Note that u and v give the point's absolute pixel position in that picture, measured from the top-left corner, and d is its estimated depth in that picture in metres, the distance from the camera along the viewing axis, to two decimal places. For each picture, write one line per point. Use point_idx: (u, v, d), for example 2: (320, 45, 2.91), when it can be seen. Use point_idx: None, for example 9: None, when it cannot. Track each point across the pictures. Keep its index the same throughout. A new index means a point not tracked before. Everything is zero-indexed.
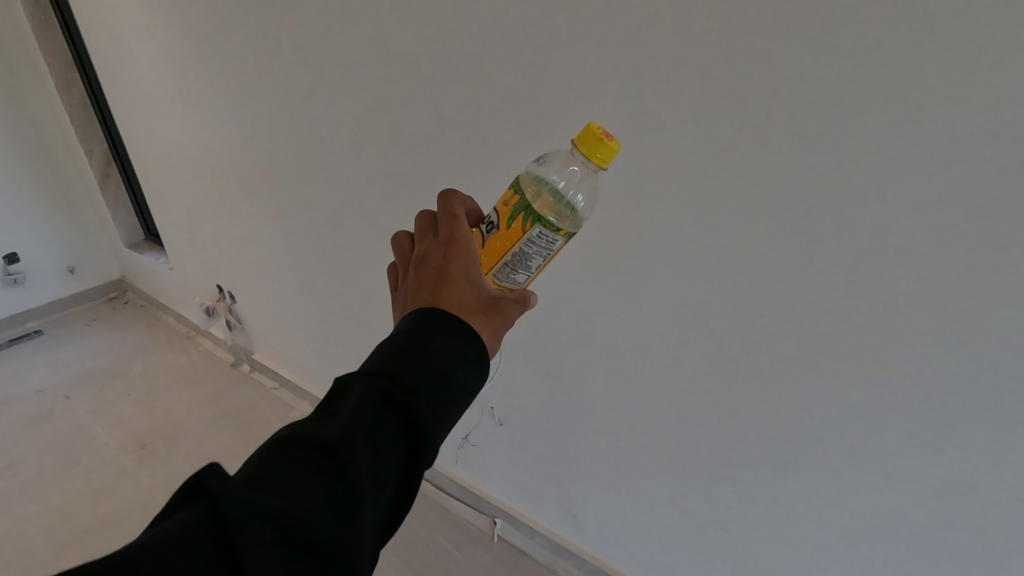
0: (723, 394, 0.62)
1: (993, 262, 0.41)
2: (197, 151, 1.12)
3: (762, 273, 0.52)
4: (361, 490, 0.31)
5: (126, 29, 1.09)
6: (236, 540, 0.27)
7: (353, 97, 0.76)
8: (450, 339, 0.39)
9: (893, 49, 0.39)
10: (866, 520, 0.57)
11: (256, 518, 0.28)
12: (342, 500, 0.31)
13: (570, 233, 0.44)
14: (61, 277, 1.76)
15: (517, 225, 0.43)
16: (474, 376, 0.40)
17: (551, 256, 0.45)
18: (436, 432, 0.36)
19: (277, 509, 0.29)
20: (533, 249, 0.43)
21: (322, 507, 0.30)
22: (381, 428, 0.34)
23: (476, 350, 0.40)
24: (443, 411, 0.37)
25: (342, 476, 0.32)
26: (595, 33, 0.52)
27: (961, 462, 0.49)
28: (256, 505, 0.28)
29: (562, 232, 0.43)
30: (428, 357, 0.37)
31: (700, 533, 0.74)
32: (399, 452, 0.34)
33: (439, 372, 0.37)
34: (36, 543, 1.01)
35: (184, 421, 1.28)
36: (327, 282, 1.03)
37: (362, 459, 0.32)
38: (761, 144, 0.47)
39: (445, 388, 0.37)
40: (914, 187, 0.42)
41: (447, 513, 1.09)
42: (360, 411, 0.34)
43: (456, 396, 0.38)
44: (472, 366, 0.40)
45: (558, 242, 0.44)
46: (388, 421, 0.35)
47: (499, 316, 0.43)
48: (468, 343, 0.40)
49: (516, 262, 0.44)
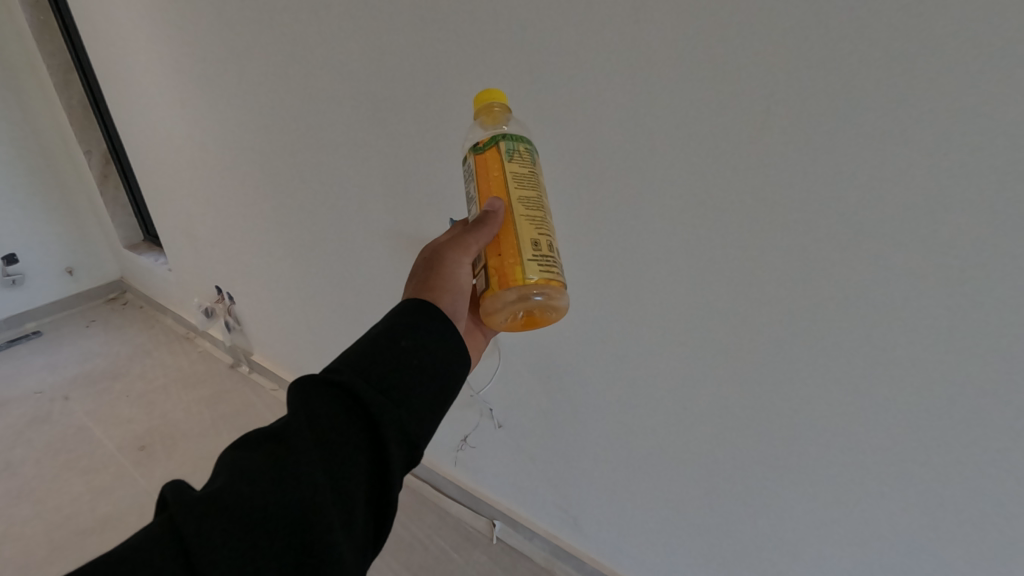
0: (721, 395, 0.61)
1: (995, 260, 0.40)
2: (196, 153, 1.12)
3: (761, 275, 0.52)
4: (309, 463, 0.35)
5: (123, 31, 1.08)
6: (186, 524, 0.31)
7: (349, 98, 0.76)
8: (391, 321, 0.43)
9: (891, 47, 0.38)
10: (866, 522, 0.57)
11: (205, 503, 0.32)
12: (292, 477, 0.34)
13: (473, 144, 0.45)
14: (61, 279, 1.77)
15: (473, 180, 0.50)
16: (427, 341, 0.42)
17: (475, 174, 0.45)
18: (384, 398, 0.38)
19: (230, 493, 0.33)
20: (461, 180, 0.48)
21: (272, 485, 0.34)
22: (326, 408, 0.38)
23: (425, 318, 0.43)
24: (391, 379, 0.39)
25: (291, 456, 0.35)
26: (590, 31, 0.51)
27: (964, 465, 0.48)
28: (206, 493, 0.33)
29: (467, 151, 0.47)
30: (370, 342, 0.41)
31: (699, 535, 0.73)
32: (350, 427, 0.38)
33: (380, 348, 0.41)
34: (33, 545, 1.01)
35: (183, 422, 1.28)
36: (326, 284, 1.03)
37: (307, 438, 0.36)
38: (759, 143, 0.47)
39: (387, 360, 0.40)
40: (913, 187, 0.41)
41: (446, 515, 1.09)
42: (305, 400, 0.38)
43: (406, 363, 0.40)
44: (426, 336, 0.42)
45: (471, 157, 0.46)
46: (334, 403, 0.38)
47: (438, 269, 0.46)
48: (416, 317, 0.43)
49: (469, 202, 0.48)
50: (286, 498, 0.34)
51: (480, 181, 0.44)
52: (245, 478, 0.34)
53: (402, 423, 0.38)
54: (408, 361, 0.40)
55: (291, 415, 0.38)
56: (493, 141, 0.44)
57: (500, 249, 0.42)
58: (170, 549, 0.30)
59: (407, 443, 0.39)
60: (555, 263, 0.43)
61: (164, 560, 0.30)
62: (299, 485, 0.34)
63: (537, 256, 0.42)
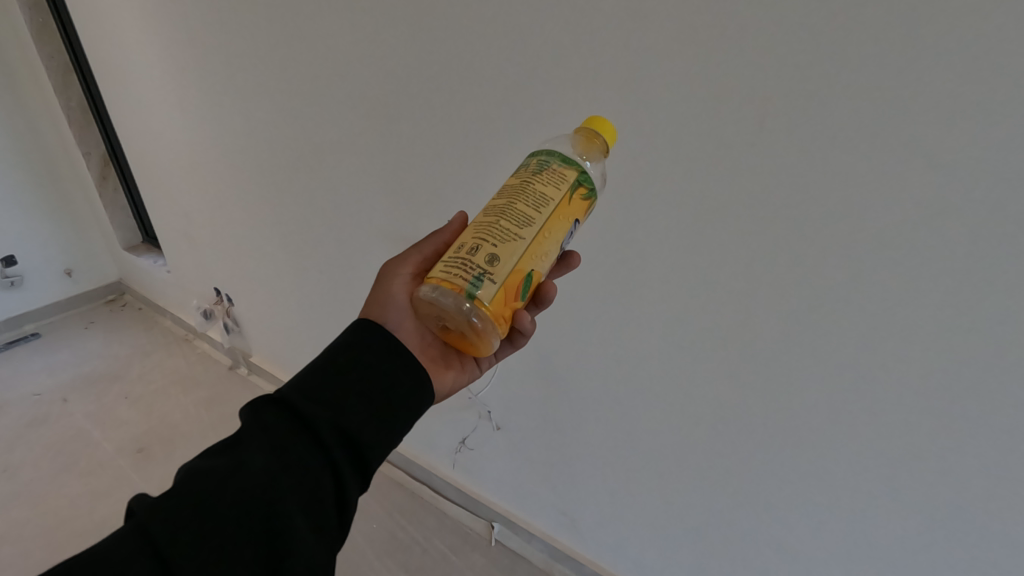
0: (721, 402, 0.62)
1: (994, 267, 0.40)
2: (195, 155, 1.11)
3: (761, 283, 0.52)
4: (252, 462, 0.39)
5: (123, 34, 1.08)
6: (144, 522, 0.35)
7: (350, 103, 0.76)
8: (338, 341, 0.47)
9: (890, 59, 0.39)
10: (865, 528, 0.57)
11: (159, 504, 0.36)
12: (241, 476, 0.38)
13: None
14: (59, 280, 1.77)
15: None
16: (368, 351, 0.46)
17: None
18: (319, 404, 0.42)
19: (181, 494, 0.37)
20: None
21: (222, 483, 0.38)
22: (269, 419, 0.42)
23: (365, 333, 0.47)
24: (326, 387, 0.43)
25: (237, 459, 0.39)
26: (591, 38, 0.52)
27: (960, 470, 0.48)
28: (162, 497, 0.37)
29: None
30: (316, 361, 0.45)
31: (698, 539, 0.74)
32: (295, 432, 0.41)
33: (321, 363, 0.45)
34: (32, 547, 1.01)
35: (182, 424, 1.28)
36: (326, 288, 1.03)
37: (256, 444, 0.40)
38: (758, 152, 0.47)
39: (325, 372, 0.44)
40: (912, 197, 0.41)
41: (446, 518, 1.09)
42: (253, 415, 0.42)
43: (343, 371, 0.44)
44: (365, 346, 0.46)
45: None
46: (279, 415, 0.42)
47: (379, 291, 0.52)
48: (357, 333, 0.47)
49: None
50: (235, 493, 0.37)
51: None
52: (199, 478, 0.38)
53: (340, 422, 0.42)
54: (344, 370, 0.44)
55: (243, 429, 0.42)
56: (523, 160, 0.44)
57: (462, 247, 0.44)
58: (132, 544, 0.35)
59: (348, 440, 0.42)
60: (470, 270, 0.38)
61: (124, 554, 0.34)
62: (248, 482, 0.38)
63: (456, 257, 0.40)
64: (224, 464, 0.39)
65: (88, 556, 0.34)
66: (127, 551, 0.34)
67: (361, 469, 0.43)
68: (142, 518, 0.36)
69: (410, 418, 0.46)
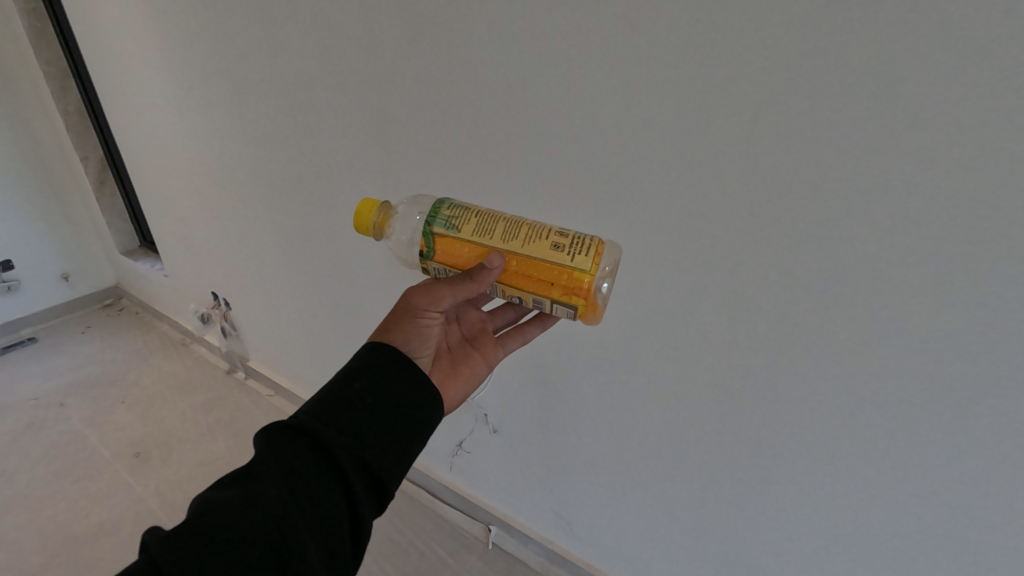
0: (715, 402, 0.62)
1: (986, 267, 0.41)
2: (193, 160, 1.12)
3: (755, 284, 0.53)
4: (268, 491, 0.40)
5: (122, 40, 1.08)
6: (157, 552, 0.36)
7: (349, 108, 0.76)
8: (350, 366, 0.48)
9: (879, 62, 0.39)
10: (858, 525, 0.58)
11: (174, 534, 0.37)
12: (260, 504, 0.39)
13: (423, 256, 0.51)
14: (56, 285, 1.77)
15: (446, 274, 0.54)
16: (382, 378, 0.47)
17: (449, 260, 0.50)
18: (337, 433, 0.44)
19: (197, 524, 0.37)
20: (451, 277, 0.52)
21: (242, 511, 0.38)
22: (285, 447, 0.43)
23: (379, 360, 0.48)
24: (342, 415, 0.44)
25: (253, 487, 0.40)
26: (589, 45, 0.52)
27: (951, 467, 0.49)
28: (176, 526, 0.38)
29: (425, 261, 0.52)
30: (330, 390, 0.46)
31: (692, 539, 0.74)
32: (312, 460, 0.42)
33: (336, 391, 0.46)
34: (29, 551, 1.00)
35: (178, 428, 1.28)
36: (323, 292, 1.03)
37: (273, 473, 0.41)
38: (750, 155, 0.47)
39: (342, 399, 0.45)
40: (902, 198, 0.42)
41: (443, 521, 1.09)
42: (269, 442, 0.43)
43: (358, 398, 0.45)
44: (378, 373, 0.47)
45: (434, 262, 0.51)
46: (296, 443, 0.43)
47: (399, 317, 0.51)
48: (372, 362, 0.48)
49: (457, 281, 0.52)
50: (253, 522, 0.38)
51: (460, 265, 0.50)
52: (215, 507, 0.39)
53: (358, 451, 0.43)
54: (362, 397, 0.45)
55: (257, 456, 0.43)
56: (449, 226, 0.49)
57: (545, 281, 0.47)
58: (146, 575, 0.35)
59: (365, 467, 0.44)
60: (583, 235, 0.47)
61: None
62: (266, 511, 0.39)
63: (569, 247, 0.46)
64: (240, 492, 0.40)
65: None
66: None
67: (377, 494, 0.45)
68: (159, 546, 0.36)
69: (423, 443, 0.48)
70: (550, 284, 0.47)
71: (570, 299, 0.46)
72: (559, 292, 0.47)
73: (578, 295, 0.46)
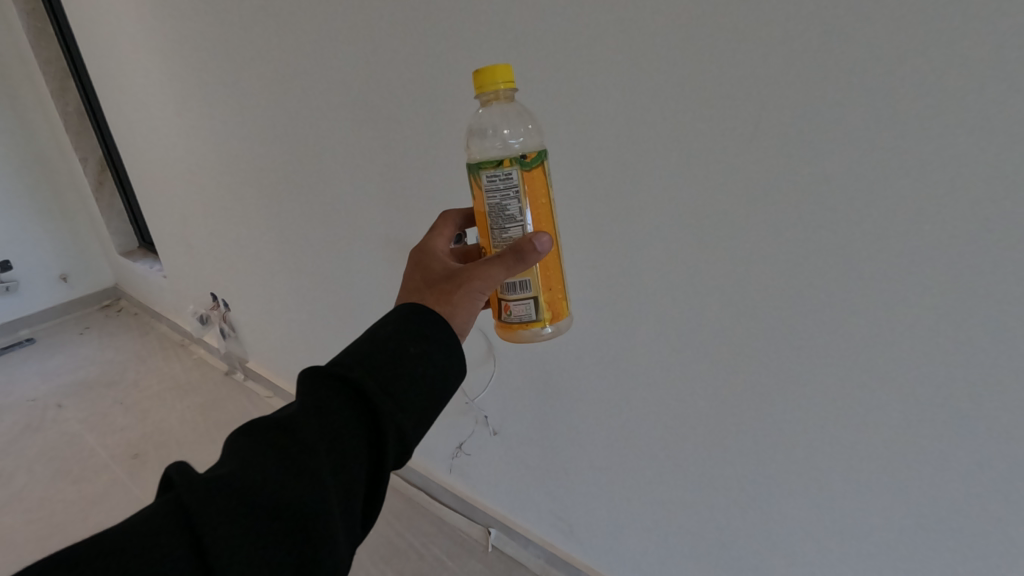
0: (715, 401, 0.62)
1: (991, 265, 0.40)
2: (191, 159, 1.12)
3: (756, 283, 0.52)
4: (313, 459, 0.35)
5: (121, 39, 1.09)
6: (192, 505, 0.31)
7: (345, 106, 0.76)
8: (402, 323, 0.42)
9: (881, 53, 0.39)
10: (859, 528, 0.57)
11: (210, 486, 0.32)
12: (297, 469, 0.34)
13: (522, 157, 0.42)
14: (55, 287, 1.76)
15: (474, 187, 0.44)
16: (434, 351, 0.41)
17: (524, 193, 0.42)
18: (390, 404, 0.38)
19: (232, 483, 0.33)
20: (500, 195, 0.42)
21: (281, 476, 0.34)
22: (332, 407, 0.37)
23: (434, 327, 0.42)
24: (397, 385, 0.39)
25: (294, 450, 0.35)
26: (584, 38, 0.52)
27: (953, 470, 0.48)
28: (210, 477, 0.33)
29: (508, 162, 0.42)
30: (376, 343, 0.41)
31: (692, 541, 0.74)
32: (354, 428, 0.37)
33: (389, 350, 0.40)
34: (23, 552, 1.00)
35: (176, 430, 1.27)
36: (321, 292, 1.03)
37: (317, 440, 0.36)
38: (750, 149, 0.47)
39: (396, 365, 0.39)
40: (903, 193, 0.41)
41: (442, 524, 1.09)
42: (314, 396, 0.38)
43: (414, 371, 0.40)
44: (432, 343, 0.41)
45: (516, 173, 0.42)
46: (343, 405, 0.38)
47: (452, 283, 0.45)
48: (421, 321, 0.42)
49: (491, 215, 0.43)
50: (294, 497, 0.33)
51: (528, 204, 0.43)
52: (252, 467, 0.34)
53: (407, 431, 0.39)
54: (417, 368, 0.40)
55: (300, 410, 0.37)
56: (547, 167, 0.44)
57: (551, 283, 0.46)
58: (179, 531, 0.31)
59: (404, 446, 0.39)
60: None
61: (171, 536, 0.30)
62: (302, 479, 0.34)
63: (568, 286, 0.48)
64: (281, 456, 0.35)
65: (124, 541, 0.30)
66: (165, 535, 0.30)
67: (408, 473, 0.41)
68: (184, 495, 0.32)
69: None
70: (555, 288, 0.46)
71: (549, 311, 0.46)
72: (548, 301, 0.46)
73: (554, 314, 0.46)
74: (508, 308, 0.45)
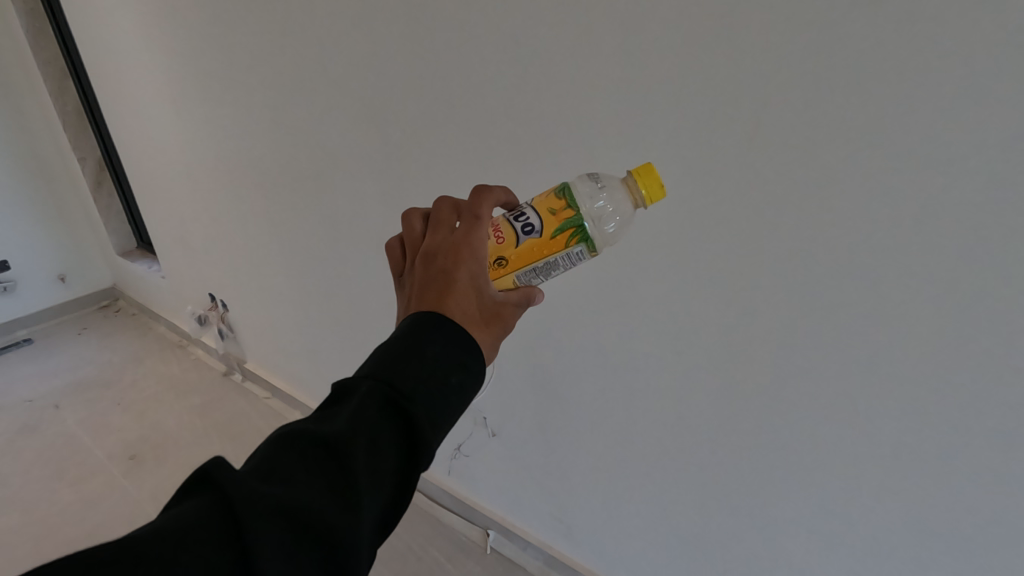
0: (715, 405, 0.62)
1: (992, 269, 0.40)
2: (189, 160, 1.11)
3: (756, 286, 0.52)
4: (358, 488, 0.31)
5: (119, 39, 1.08)
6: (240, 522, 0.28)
7: (346, 108, 0.76)
8: (448, 346, 0.38)
9: (881, 58, 0.39)
10: (859, 533, 0.57)
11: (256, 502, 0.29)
12: (344, 493, 0.31)
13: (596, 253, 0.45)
14: (52, 287, 1.76)
15: (562, 237, 0.42)
16: (471, 382, 0.39)
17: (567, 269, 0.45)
18: (433, 436, 0.35)
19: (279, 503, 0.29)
20: (561, 262, 0.43)
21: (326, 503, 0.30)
22: (379, 431, 0.34)
23: (475, 357, 0.39)
24: (440, 417, 0.36)
25: (340, 474, 0.32)
26: (587, 42, 0.52)
27: (953, 472, 0.48)
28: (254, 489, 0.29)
29: (593, 254, 0.44)
30: (425, 364, 0.37)
31: (693, 545, 0.73)
32: (399, 454, 0.34)
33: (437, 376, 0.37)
34: (20, 554, 1.00)
35: (174, 431, 1.27)
36: (320, 293, 1.02)
37: (364, 467, 0.32)
38: (750, 152, 0.47)
39: (442, 397, 0.36)
40: (903, 198, 0.41)
41: (441, 526, 1.08)
42: (361, 416, 0.34)
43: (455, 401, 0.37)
44: (470, 374, 0.39)
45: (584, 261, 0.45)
46: (390, 430, 0.34)
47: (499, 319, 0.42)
48: (469, 350, 0.39)
49: (543, 267, 0.43)
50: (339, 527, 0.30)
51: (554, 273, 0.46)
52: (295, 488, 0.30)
53: None
54: (456, 399, 0.37)
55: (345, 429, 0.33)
56: None
57: None
58: (220, 547, 0.28)
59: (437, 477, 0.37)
60: None
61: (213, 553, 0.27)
62: (351, 505, 0.31)
63: None
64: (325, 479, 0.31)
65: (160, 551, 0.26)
66: (208, 551, 0.27)
67: None
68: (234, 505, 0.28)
69: None
70: None
71: None
72: None
73: None
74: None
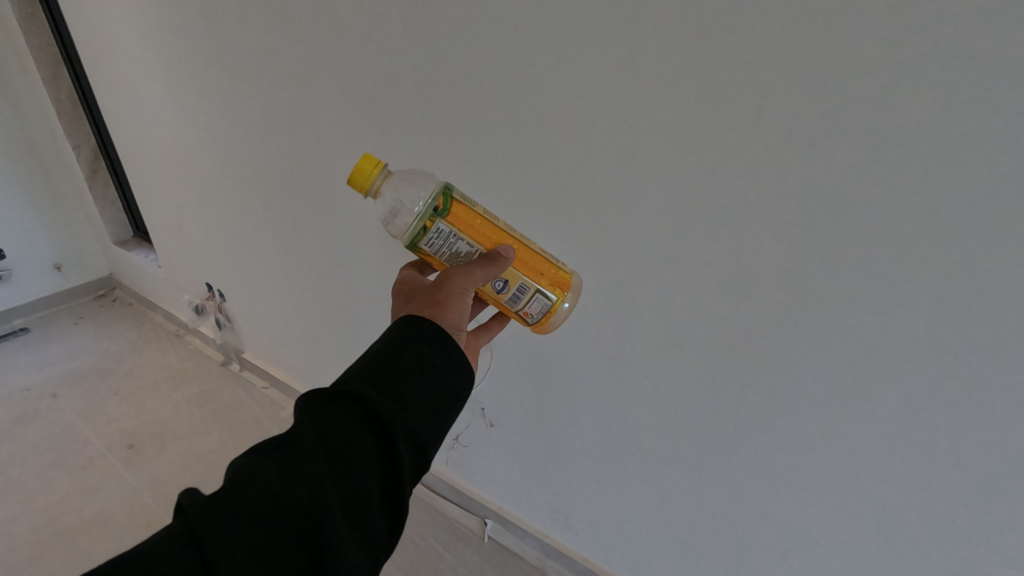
0: (711, 399, 0.62)
1: (991, 265, 0.40)
2: (184, 148, 1.10)
3: (753, 280, 0.52)
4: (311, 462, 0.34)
5: (112, 25, 1.07)
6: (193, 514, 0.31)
7: (343, 97, 0.75)
8: (392, 336, 0.42)
9: (884, 52, 0.38)
10: (852, 523, 0.57)
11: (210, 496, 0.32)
12: (298, 470, 0.34)
13: (436, 211, 0.44)
14: (49, 275, 1.75)
15: (421, 251, 0.46)
16: (425, 352, 0.41)
17: (459, 229, 0.45)
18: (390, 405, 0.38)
19: (233, 491, 0.33)
20: (448, 246, 0.45)
21: (280, 481, 0.33)
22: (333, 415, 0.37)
23: (423, 331, 0.42)
24: (395, 387, 0.39)
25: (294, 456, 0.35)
26: (585, 30, 0.51)
27: (947, 464, 0.48)
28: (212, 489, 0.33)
29: (429, 223, 0.44)
30: (372, 355, 0.41)
31: (688, 534, 0.74)
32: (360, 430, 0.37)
33: (384, 356, 0.40)
34: (21, 543, 1.00)
35: (172, 420, 1.27)
36: (318, 283, 1.02)
37: (316, 445, 0.35)
38: (750, 146, 0.46)
39: (393, 370, 0.39)
40: (903, 193, 0.41)
41: (438, 514, 1.09)
42: (314, 409, 0.37)
43: (409, 371, 0.40)
44: (422, 345, 0.41)
45: (442, 223, 0.44)
46: (344, 411, 0.37)
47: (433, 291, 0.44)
48: (410, 330, 0.42)
49: (453, 259, 0.46)
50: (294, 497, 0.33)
51: (470, 233, 0.45)
52: (250, 475, 0.34)
53: (409, 425, 0.38)
54: (411, 368, 0.40)
55: (298, 423, 0.37)
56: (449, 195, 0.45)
57: (536, 270, 0.48)
58: (183, 540, 0.31)
59: (414, 453, 0.38)
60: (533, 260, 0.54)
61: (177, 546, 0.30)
62: (307, 482, 0.34)
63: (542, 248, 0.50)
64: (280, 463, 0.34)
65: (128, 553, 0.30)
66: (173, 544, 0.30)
67: (418, 472, 0.39)
68: (196, 517, 0.31)
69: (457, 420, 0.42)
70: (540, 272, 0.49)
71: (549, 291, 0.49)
72: (541, 282, 0.49)
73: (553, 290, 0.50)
74: (526, 314, 0.50)
